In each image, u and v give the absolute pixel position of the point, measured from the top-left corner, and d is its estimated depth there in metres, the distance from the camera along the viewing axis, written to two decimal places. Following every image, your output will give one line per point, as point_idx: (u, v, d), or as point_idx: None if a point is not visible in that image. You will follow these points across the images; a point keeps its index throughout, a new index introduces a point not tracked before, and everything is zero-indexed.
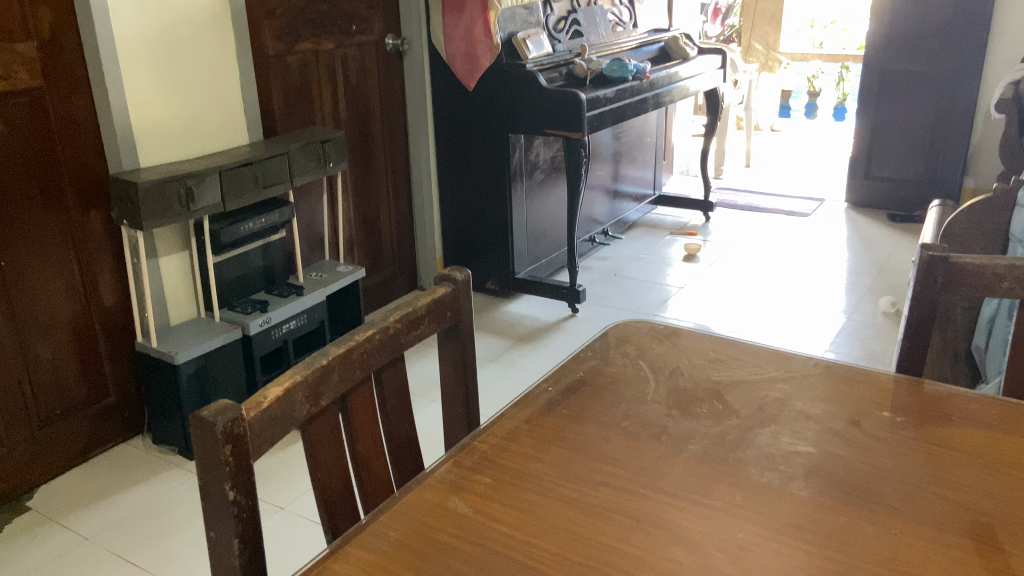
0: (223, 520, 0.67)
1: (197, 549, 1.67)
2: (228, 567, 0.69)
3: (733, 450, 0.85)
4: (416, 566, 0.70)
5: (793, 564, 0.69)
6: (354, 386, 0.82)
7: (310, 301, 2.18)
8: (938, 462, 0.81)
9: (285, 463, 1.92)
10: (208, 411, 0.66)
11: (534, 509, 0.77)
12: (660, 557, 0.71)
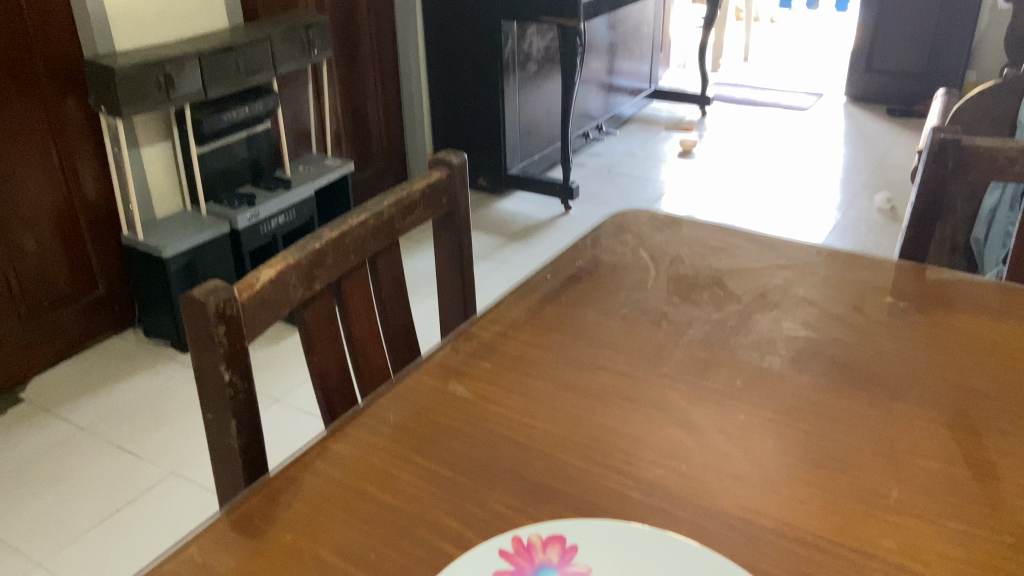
0: (219, 401, 0.67)
1: (195, 438, 1.70)
2: (227, 448, 0.68)
3: (734, 335, 0.84)
4: (417, 446, 0.70)
5: (791, 443, 0.69)
6: (348, 272, 0.80)
7: (299, 196, 2.13)
8: (939, 346, 0.81)
9: (279, 357, 1.92)
10: (199, 291, 0.64)
11: (533, 392, 0.77)
12: (661, 438, 0.71)
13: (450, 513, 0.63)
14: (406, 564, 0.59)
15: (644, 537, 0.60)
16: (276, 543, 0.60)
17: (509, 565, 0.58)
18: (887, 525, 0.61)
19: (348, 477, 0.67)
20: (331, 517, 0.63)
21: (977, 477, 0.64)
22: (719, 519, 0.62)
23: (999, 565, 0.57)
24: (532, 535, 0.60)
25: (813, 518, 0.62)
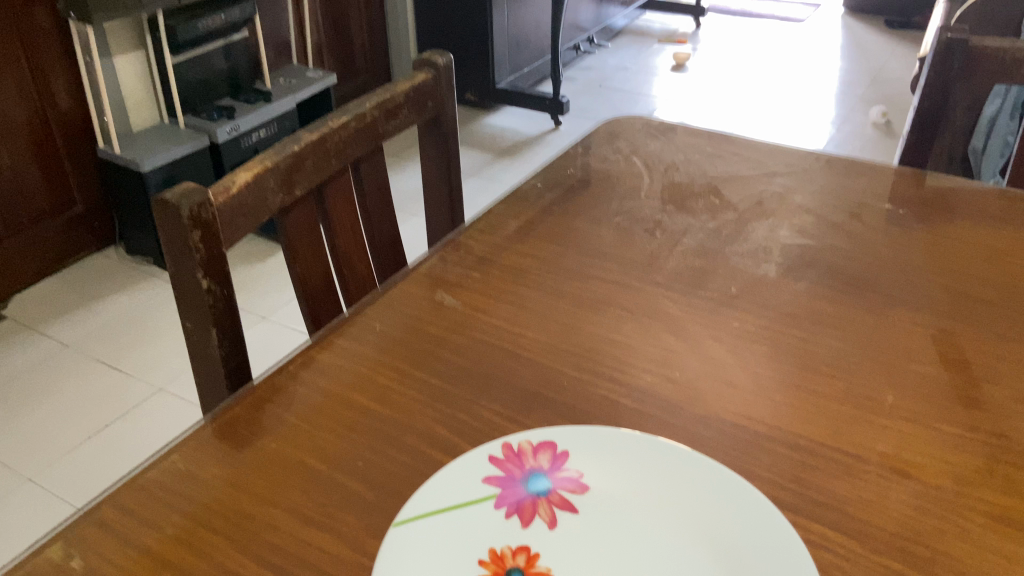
0: (198, 309, 0.65)
1: (181, 356, 1.68)
2: (208, 358, 0.67)
3: (729, 244, 0.82)
4: (405, 356, 0.69)
5: (787, 352, 0.68)
6: (330, 177, 0.77)
7: (280, 109, 2.06)
8: (938, 253, 0.79)
9: (264, 276, 1.90)
10: (172, 194, 0.61)
11: (523, 302, 0.75)
12: (654, 346, 0.69)
13: (438, 422, 0.62)
14: (395, 471, 0.58)
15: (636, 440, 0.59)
16: (261, 451, 0.59)
17: (499, 471, 0.57)
18: (882, 430, 0.60)
19: (334, 387, 0.65)
20: (317, 426, 0.61)
21: (973, 383, 0.64)
22: (712, 426, 0.61)
23: (993, 468, 0.56)
24: (522, 442, 0.59)
25: (808, 423, 0.61)
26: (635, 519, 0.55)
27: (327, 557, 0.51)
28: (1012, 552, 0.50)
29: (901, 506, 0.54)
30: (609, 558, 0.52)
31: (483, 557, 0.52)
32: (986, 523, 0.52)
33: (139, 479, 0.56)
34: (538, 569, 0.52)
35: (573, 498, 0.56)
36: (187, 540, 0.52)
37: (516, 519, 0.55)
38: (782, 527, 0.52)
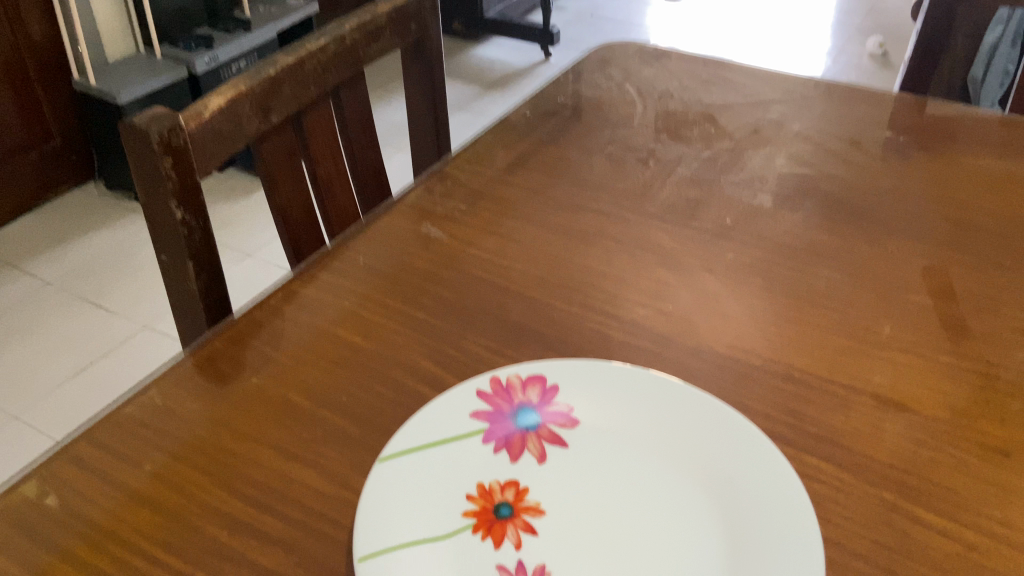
0: (173, 241, 0.62)
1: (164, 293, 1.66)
2: (186, 292, 0.64)
3: (725, 173, 0.80)
4: (389, 290, 0.67)
5: (782, 283, 0.66)
6: (309, 104, 0.74)
7: (261, 39, 1.99)
8: (938, 182, 0.77)
9: (247, 212, 1.86)
10: (141, 119, 0.58)
11: (512, 234, 0.73)
12: (646, 279, 0.68)
13: (425, 356, 0.61)
14: (380, 406, 0.56)
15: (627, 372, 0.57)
16: (242, 387, 0.57)
17: (488, 406, 0.55)
18: (879, 362, 0.59)
19: (317, 321, 0.63)
20: (300, 361, 0.60)
21: (971, 313, 0.62)
22: (705, 359, 0.60)
23: (990, 400, 0.55)
24: (511, 376, 0.57)
25: (803, 355, 0.60)
26: (626, 452, 0.54)
27: (312, 493, 0.50)
28: (1009, 483, 0.50)
29: (897, 438, 0.53)
30: (599, 494, 0.51)
31: (471, 492, 0.51)
32: (983, 454, 0.51)
33: (117, 416, 0.54)
34: (527, 504, 0.51)
35: (563, 432, 0.55)
36: (167, 477, 0.50)
37: (504, 455, 0.54)
38: (774, 458, 0.51)
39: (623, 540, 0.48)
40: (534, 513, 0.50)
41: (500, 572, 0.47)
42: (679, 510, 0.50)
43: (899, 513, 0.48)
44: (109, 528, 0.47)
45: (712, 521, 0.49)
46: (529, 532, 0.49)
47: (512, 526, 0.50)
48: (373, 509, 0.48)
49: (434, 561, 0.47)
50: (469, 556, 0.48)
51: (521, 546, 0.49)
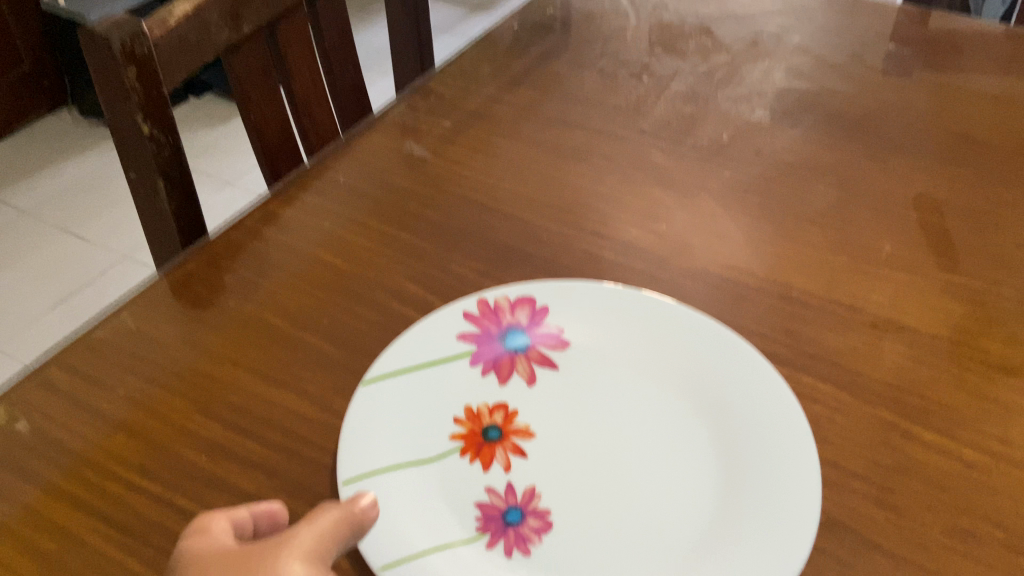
0: (141, 158, 0.59)
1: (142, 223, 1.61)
2: (158, 212, 0.62)
3: (721, 88, 0.76)
4: (371, 210, 0.64)
5: (780, 201, 0.64)
6: (283, 13, 0.69)
7: None
8: (942, 96, 0.74)
9: (226, 139, 1.80)
10: (100, 25, 0.54)
11: (499, 152, 0.70)
12: (639, 198, 0.65)
13: (409, 278, 0.58)
14: (363, 329, 0.54)
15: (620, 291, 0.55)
16: (218, 310, 0.55)
17: (476, 329, 0.53)
18: (879, 281, 0.57)
19: (295, 242, 0.61)
20: (277, 283, 0.57)
21: (974, 230, 0.60)
22: (699, 279, 0.58)
23: (992, 318, 0.54)
24: (499, 298, 0.55)
25: (800, 274, 0.58)
26: (615, 373, 0.52)
27: (294, 417, 0.48)
28: (1010, 401, 0.48)
29: (895, 357, 0.51)
30: (589, 415, 0.50)
31: (458, 416, 0.50)
32: (983, 372, 0.50)
33: (87, 339, 0.52)
34: (517, 427, 0.49)
35: (553, 355, 0.53)
36: (142, 401, 0.49)
37: (492, 377, 0.52)
38: (767, 374, 0.49)
39: (615, 461, 0.47)
40: (523, 436, 0.49)
41: (489, 494, 0.46)
42: (668, 430, 0.48)
43: (898, 432, 0.47)
44: (82, 453, 0.46)
45: (707, 441, 0.48)
46: (518, 455, 0.48)
47: (501, 449, 0.48)
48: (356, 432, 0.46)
49: (421, 484, 0.45)
50: (456, 479, 0.46)
51: (510, 469, 0.47)
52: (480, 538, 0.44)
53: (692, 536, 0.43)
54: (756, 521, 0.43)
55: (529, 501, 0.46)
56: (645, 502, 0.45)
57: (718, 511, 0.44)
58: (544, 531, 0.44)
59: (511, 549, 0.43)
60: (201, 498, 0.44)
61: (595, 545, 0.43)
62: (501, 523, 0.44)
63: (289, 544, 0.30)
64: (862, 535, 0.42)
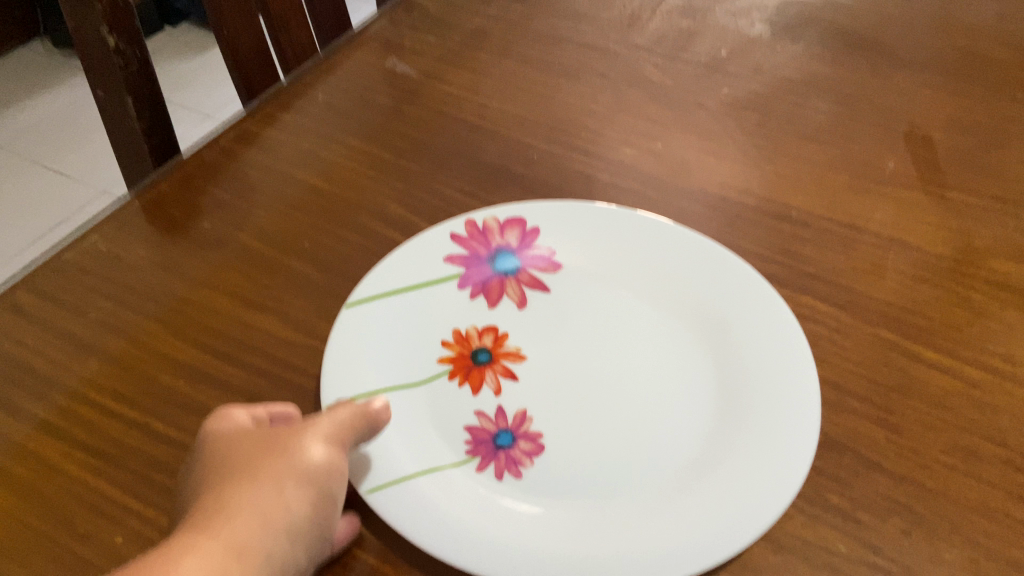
0: (107, 74, 0.56)
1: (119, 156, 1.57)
2: (128, 132, 0.59)
3: (719, 2, 0.73)
4: (353, 130, 0.61)
5: (779, 119, 0.61)
6: None
7: None
8: (949, 10, 0.71)
9: (204, 69, 1.74)
10: None
11: (487, 69, 0.67)
12: (632, 116, 0.62)
13: (394, 199, 0.56)
14: (346, 252, 0.52)
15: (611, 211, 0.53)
16: (193, 232, 0.52)
17: (464, 251, 0.51)
18: (880, 200, 0.55)
19: (274, 163, 0.58)
20: (255, 205, 0.55)
21: (980, 147, 0.58)
22: (695, 200, 0.56)
23: (996, 236, 0.52)
24: (488, 219, 0.52)
25: (800, 193, 0.56)
26: (607, 294, 0.50)
27: (275, 342, 0.47)
28: (1015, 320, 0.47)
29: (897, 277, 0.50)
30: (582, 337, 0.48)
31: (446, 339, 0.48)
32: (986, 291, 0.49)
33: (56, 263, 0.49)
34: (507, 350, 0.48)
35: (544, 277, 0.51)
36: (116, 326, 0.47)
37: (481, 300, 0.50)
38: (765, 293, 0.47)
39: (609, 382, 0.46)
40: (514, 359, 0.47)
41: (479, 418, 0.44)
42: (662, 350, 0.47)
43: (899, 352, 0.46)
44: (54, 379, 0.44)
45: (707, 361, 0.46)
46: (508, 377, 0.46)
47: (491, 372, 0.47)
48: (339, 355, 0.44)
49: (409, 408, 0.44)
50: (445, 404, 0.45)
51: (501, 392, 0.46)
52: (470, 462, 0.42)
53: (695, 453, 0.42)
54: (761, 438, 0.41)
55: (521, 424, 0.44)
56: (643, 421, 0.44)
57: (720, 429, 0.43)
58: (536, 454, 0.42)
59: (502, 472, 0.41)
60: (180, 424, 0.42)
61: (591, 464, 0.42)
62: (492, 447, 0.43)
63: (309, 427, 0.36)
64: (862, 455, 0.41)
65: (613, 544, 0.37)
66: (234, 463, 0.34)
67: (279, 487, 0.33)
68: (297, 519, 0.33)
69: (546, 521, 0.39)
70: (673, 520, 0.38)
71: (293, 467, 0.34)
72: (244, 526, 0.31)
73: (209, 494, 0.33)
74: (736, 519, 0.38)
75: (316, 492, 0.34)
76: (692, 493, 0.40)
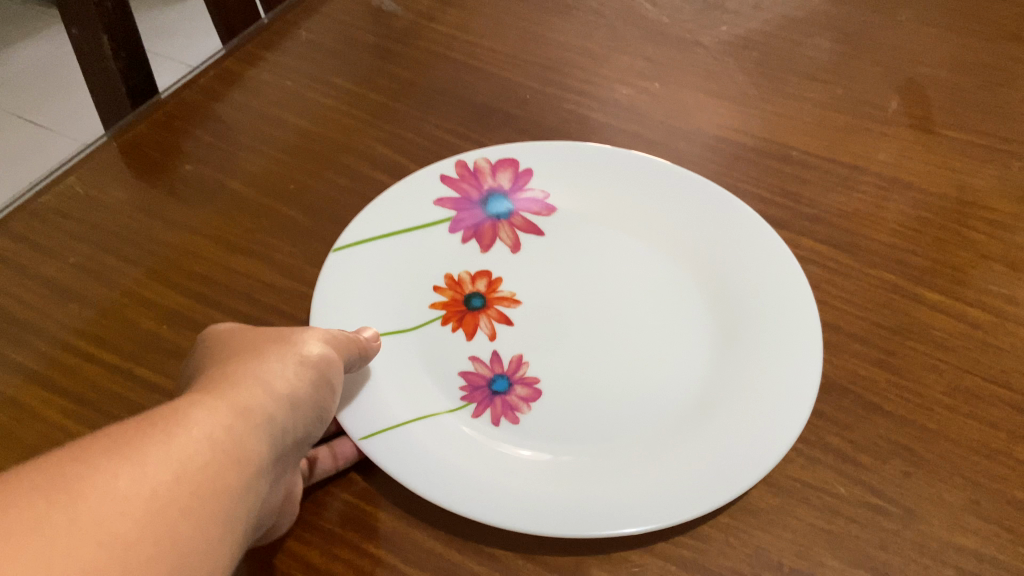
0: (81, 11, 0.53)
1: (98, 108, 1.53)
2: (104, 73, 0.56)
3: None
4: (338, 70, 0.59)
5: (779, 59, 0.60)
6: None
7: None
8: None
9: (184, 16, 1.69)
10: None
11: (478, 7, 0.64)
12: (627, 56, 0.60)
13: (382, 141, 0.54)
14: (333, 196, 0.50)
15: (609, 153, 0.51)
16: (174, 175, 0.51)
17: (454, 194, 0.50)
18: (882, 140, 0.53)
19: (257, 103, 0.56)
20: (239, 147, 0.53)
21: (985, 86, 0.57)
22: (693, 140, 0.54)
23: (999, 176, 0.51)
24: (478, 160, 0.51)
25: (801, 134, 0.54)
26: (602, 237, 0.49)
27: (261, 287, 0.45)
28: (1018, 261, 0.46)
29: (898, 218, 0.49)
30: (580, 288, 0.47)
31: (438, 284, 0.47)
32: (989, 232, 0.48)
33: (32, 207, 0.47)
34: (501, 295, 0.47)
35: (539, 221, 0.50)
36: (95, 271, 0.45)
37: (473, 244, 0.49)
38: (765, 237, 0.46)
39: (608, 335, 0.45)
40: (509, 304, 0.46)
41: (475, 364, 0.43)
42: (656, 293, 0.46)
43: (900, 294, 0.45)
44: (32, 324, 0.42)
45: (715, 308, 0.45)
46: (503, 322, 0.45)
47: (486, 316, 0.46)
48: (329, 302, 0.42)
49: (401, 355, 0.42)
50: (439, 350, 0.44)
51: (495, 337, 0.45)
52: (466, 408, 0.41)
53: (702, 397, 0.41)
54: (770, 380, 0.40)
55: (517, 368, 0.43)
56: (646, 372, 0.43)
57: (727, 373, 0.42)
58: (533, 399, 0.42)
59: (499, 418, 0.41)
60: (163, 370, 0.41)
61: (591, 416, 0.41)
62: (487, 393, 0.42)
63: (310, 329, 0.36)
64: (863, 398, 0.40)
65: (615, 488, 0.36)
66: (233, 348, 0.34)
67: (281, 366, 0.32)
68: (298, 396, 0.32)
69: (543, 470, 0.38)
70: (680, 462, 0.37)
71: (295, 353, 0.34)
72: (249, 387, 0.30)
73: (202, 372, 0.32)
74: (744, 458, 0.37)
75: (316, 378, 0.34)
76: (699, 436, 0.39)
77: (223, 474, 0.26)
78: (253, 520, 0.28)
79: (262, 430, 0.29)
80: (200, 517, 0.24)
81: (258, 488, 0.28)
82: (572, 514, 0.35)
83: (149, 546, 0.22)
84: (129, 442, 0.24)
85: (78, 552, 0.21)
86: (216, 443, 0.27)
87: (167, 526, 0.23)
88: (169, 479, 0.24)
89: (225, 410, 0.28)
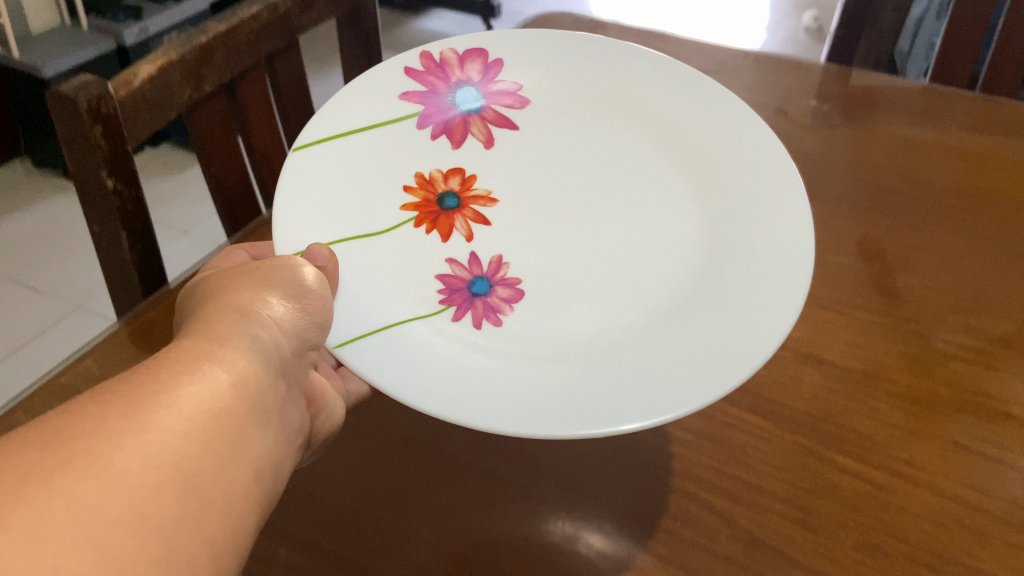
0: (105, 211, 0.61)
1: (96, 268, 1.56)
2: (120, 262, 0.64)
3: None
4: None
5: None
6: (243, 73, 0.73)
7: (193, 11, 1.81)
8: (861, 145, 0.80)
9: (183, 188, 1.79)
10: (67, 85, 0.56)
11: None
12: None
13: None
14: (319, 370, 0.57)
15: (531, 52, 0.69)
16: None
17: (422, 87, 0.66)
18: (799, 318, 0.61)
19: None
20: None
21: (885, 271, 0.66)
22: None
23: (900, 352, 0.58)
24: (444, 54, 0.67)
25: None
26: (557, 188, 0.63)
27: None
28: (916, 427, 0.53)
29: (813, 387, 0.56)
30: (513, 249, 0.60)
31: (411, 184, 0.62)
32: (891, 400, 0.55)
33: (52, 387, 0.54)
34: (478, 194, 0.63)
35: (506, 119, 0.67)
36: None
37: (445, 141, 0.66)
38: (733, 204, 0.59)
39: (561, 293, 0.57)
40: (485, 203, 0.63)
41: (452, 267, 0.58)
42: (608, 239, 0.60)
43: (815, 457, 0.51)
44: None
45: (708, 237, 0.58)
46: (481, 223, 0.62)
47: (464, 218, 0.62)
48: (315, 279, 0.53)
49: (368, 259, 0.56)
50: (416, 252, 0.59)
51: (471, 240, 0.61)
52: (448, 311, 0.54)
53: (686, 301, 0.53)
54: (786, 235, 0.54)
55: (498, 269, 0.59)
56: (660, 274, 0.57)
57: (692, 297, 0.53)
58: (515, 301, 0.56)
59: (481, 321, 0.54)
60: None
61: (541, 355, 0.51)
62: (467, 296, 0.56)
63: (288, 264, 0.46)
64: (782, 553, 0.46)
65: (585, 394, 0.45)
66: (224, 288, 0.44)
67: (260, 302, 0.43)
68: (276, 329, 0.42)
69: (509, 385, 0.46)
70: (715, 332, 0.49)
71: (272, 291, 0.44)
72: (235, 324, 0.40)
73: (190, 319, 0.42)
74: (745, 341, 0.47)
75: (294, 306, 0.44)
76: (688, 324, 0.51)
77: (219, 398, 0.35)
78: (263, 433, 0.37)
79: (252, 356, 0.39)
80: (200, 439, 0.33)
81: (260, 405, 0.37)
82: (569, 421, 0.42)
83: (155, 472, 0.31)
84: (129, 391, 0.33)
85: (91, 488, 0.29)
86: (209, 377, 0.35)
87: (172, 454, 0.32)
88: (171, 417, 0.33)
89: (215, 349, 0.37)
